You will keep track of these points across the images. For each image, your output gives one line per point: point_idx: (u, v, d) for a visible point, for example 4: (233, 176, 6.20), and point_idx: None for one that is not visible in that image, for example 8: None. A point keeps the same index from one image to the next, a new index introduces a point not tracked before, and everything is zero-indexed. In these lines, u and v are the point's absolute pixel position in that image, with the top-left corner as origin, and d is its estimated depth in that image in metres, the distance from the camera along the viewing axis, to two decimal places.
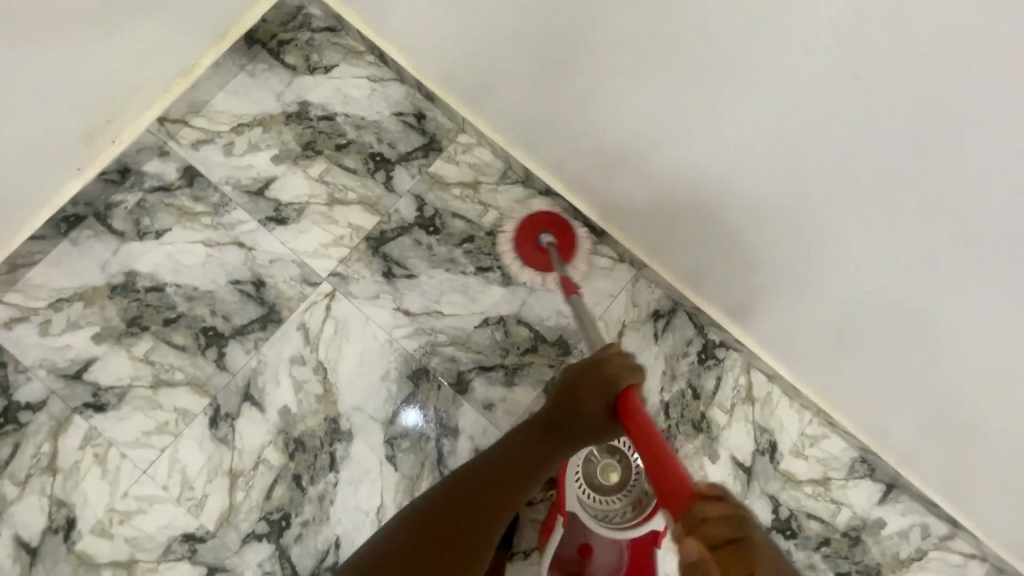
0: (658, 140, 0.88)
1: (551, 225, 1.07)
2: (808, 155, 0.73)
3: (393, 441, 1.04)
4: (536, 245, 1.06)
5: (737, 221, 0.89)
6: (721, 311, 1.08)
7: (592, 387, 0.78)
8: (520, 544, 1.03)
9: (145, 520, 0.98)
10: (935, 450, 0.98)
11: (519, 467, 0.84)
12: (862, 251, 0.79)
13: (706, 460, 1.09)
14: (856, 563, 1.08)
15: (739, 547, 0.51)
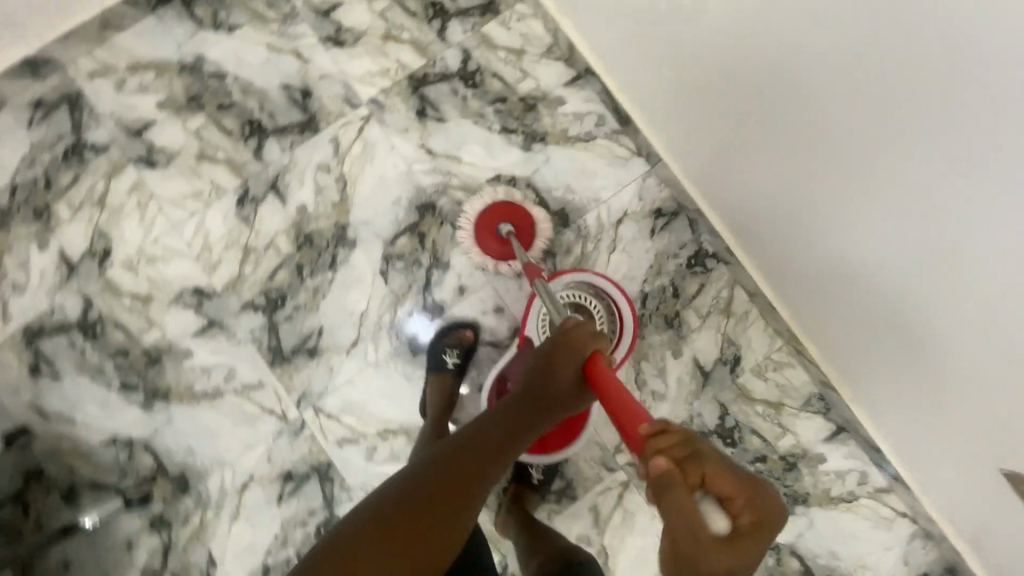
0: (681, 24, 0.89)
1: (510, 214, 1.11)
2: (812, 50, 0.71)
3: (389, 259, 1.14)
4: (495, 235, 1.09)
5: (741, 119, 0.89)
6: (733, 238, 1.10)
7: (559, 355, 0.80)
8: (476, 379, 1.13)
9: (167, 267, 1.13)
10: (897, 403, 0.96)
11: (521, 419, 0.78)
12: (846, 165, 0.77)
13: (668, 354, 1.14)
14: (785, 486, 1.13)
15: (692, 459, 0.61)
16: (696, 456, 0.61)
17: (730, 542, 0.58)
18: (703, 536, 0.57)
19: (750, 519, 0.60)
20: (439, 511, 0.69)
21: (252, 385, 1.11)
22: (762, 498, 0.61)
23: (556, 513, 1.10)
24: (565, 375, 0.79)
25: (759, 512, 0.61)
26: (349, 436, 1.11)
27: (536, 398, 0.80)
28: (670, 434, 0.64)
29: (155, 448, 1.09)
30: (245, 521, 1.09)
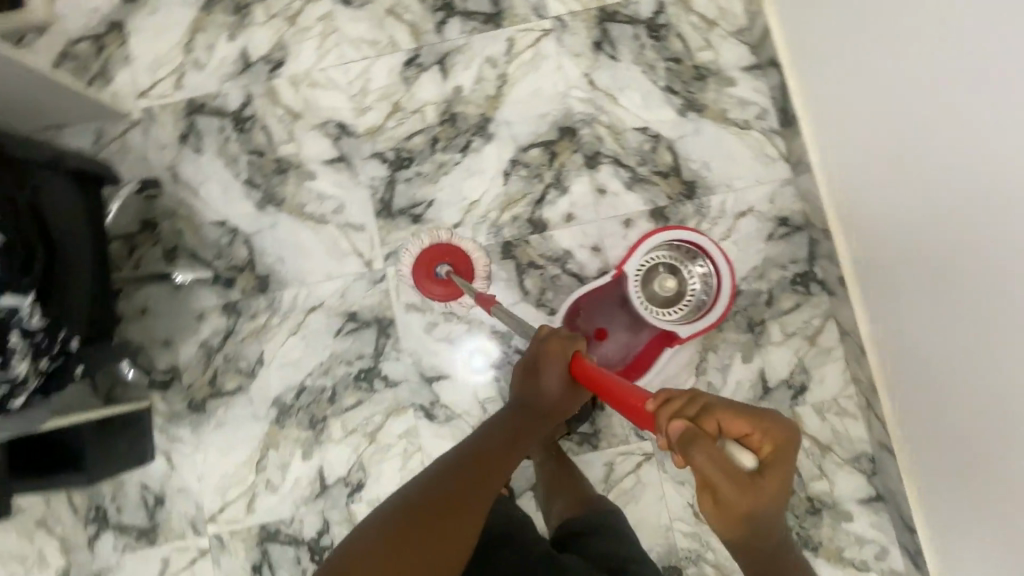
0: (876, 36, 0.86)
1: (444, 255, 1.13)
2: (984, 99, 0.69)
3: (516, 164, 1.18)
4: (434, 277, 1.10)
5: (900, 150, 0.87)
6: (856, 278, 1.05)
7: (547, 358, 0.89)
8: (551, 302, 1.15)
9: (323, 95, 1.21)
10: (953, 489, 0.91)
11: (516, 430, 0.86)
12: (969, 228, 0.75)
13: (737, 355, 1.13)
14: (801, 526, 1.10)
15: (699, 410, 0.59)
16: (703, 408, 0.59)
17: (755, 476, 0.54)
18: (727, 478, 0.53)
19: (764, 449, 0.56)
20: (456, 502, 0.71)
21: (354, 225, 1.18)
22: (773, 425, 0.57)
23: (573, 454, 1.12)
24: (553, 373, 0.88)
25: (776, 445, 0.57)
26: (417, 305, 1.16)
27: (529, 413, 0.88)
28: (668, 400, 0.61)
29: (252, 244, 1.18)
30: (301, 339, 1.16)
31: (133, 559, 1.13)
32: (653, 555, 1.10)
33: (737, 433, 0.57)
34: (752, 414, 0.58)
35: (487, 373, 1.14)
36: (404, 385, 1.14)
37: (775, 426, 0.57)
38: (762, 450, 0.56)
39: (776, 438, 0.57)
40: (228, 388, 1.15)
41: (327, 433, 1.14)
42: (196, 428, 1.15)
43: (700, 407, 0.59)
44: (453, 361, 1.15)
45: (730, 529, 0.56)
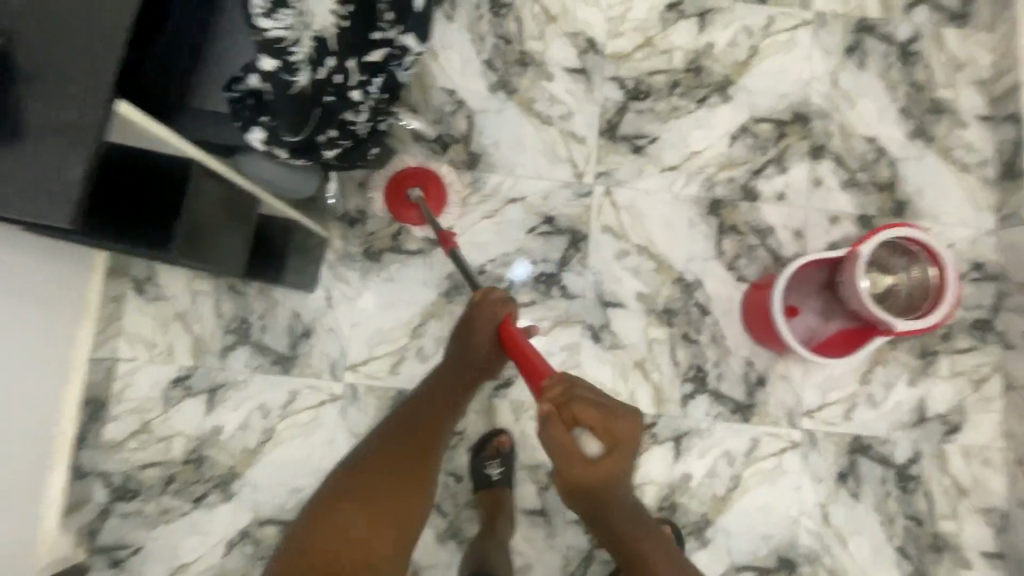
0: None
1: (417, 178, 1.11)
2: None
3: (745, 131, 1.19)
4: (404, 199, 1.09)
5: None
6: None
7: (479, 321, 0.91)
8: (741, 269, 1.15)
9: (582, 7, 1.22)
10: None
11: (421, 423, 0.90)
12: None
13: (905, 376, 1.14)
14: (922, 560, 1.09)
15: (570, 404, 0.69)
16: (571, 400, 0.69)
17: (599, 465, 0.67)
18: (571, 462, 0.67)
19: (608, 436, 0.68)
20: (401, 459, 0.84)
21: (576, 137, 1.18)
22: (620, 420, 0.68)
23: (723, 419, 1.11)
24: (482, 335, 0.91)
25: (619, 435, 0.68)
26: (614, 230, 1.15)
27: (458, 378, 0.93)
28: (550, 384, 0.72)
29: (473, 121, 1.18)
30: (494, 225, 1.15)
31: (262, 381, 1.09)
32: (774, 541, 1.08)
33: (590, 425, 0.68)
34: (609, 409, 0.69)
35: (662, 315, 1.13)
36: (580, 300, 1.13)
37: (625, 425, 0.68)
38: (608, 438, 0.68)
39: (621, 424, 0.68)
40: (408, 248, 1.13)
41: None
42: (364, 276, 1.12)
43: (567, 402, 0.69)
44: (632, 293, 1.14)
45: (579, 496, 0.70)
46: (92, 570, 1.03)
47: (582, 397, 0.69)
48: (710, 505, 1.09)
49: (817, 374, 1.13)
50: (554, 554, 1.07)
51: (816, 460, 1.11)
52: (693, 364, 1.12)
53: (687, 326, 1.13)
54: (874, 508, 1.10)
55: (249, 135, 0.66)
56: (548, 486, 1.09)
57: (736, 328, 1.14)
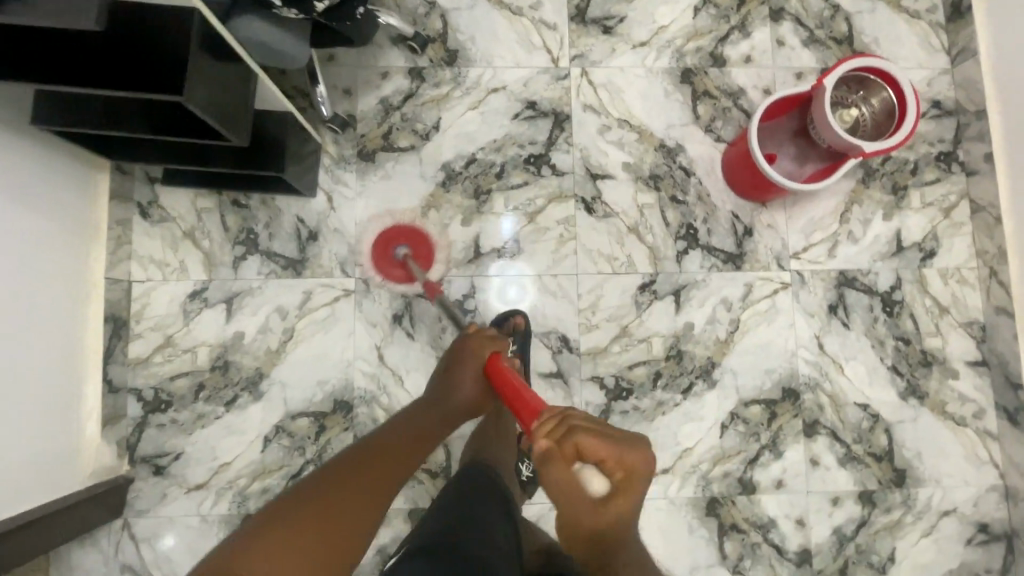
0: None
1: (399, 237, 1.13)
2: None
3: (707, 2, 1.25)
4: (392, 259, 1.11)
5: None
6: (1004, 157, 1.16)
7: (472, 350, 0.94)
8: (718, 130, 1.22)
9: None
10: None
11: (415, 432, 0.88)
12: None
13: (880, 212, 1.21)
14: (913, 375, 1.18)
15: (582, 438, 0.59)
16: (570, 432, 0.60)
17: (605, 501, 0.59)
18: (576, 502, 0.58)
19: (619, 468, 0.59)
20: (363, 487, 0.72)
21: (548, 24, 1.23)
22: (630, 449, 0.59)
23: (717, 269, 1.18)
24: (468, 369, 0.93)
25: (630, 467, 0.59)
26: (595, 107, 1.21)
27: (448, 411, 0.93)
28: (542, 421, 0.64)
29: (447, 20, 1.21)
30: (479, 115, 1.19)
31: (277, 285, 1.13)
32: (777, 374, 1.16)
33: (596, 459, 0.58)
34: (619, 437, 0.59)
35: (649, 181, 1.19)
36: (570, 176, 1.19)
37: (637, 452, 0.59)
38: (619, 475, 0.59)
39: (634, 455, 0.59)
40: (400, 145, 1.18)
41: (489, 206, 1.17)
42: (361, 176, 1.16)
43: (566, 431, 0.60)
44: (619, 164, 1.19)
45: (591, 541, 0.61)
46: (137, 480, 1.08)
47: (581, 427, 0.60)
48: (714, 349, 1.16)
49: (799, 218, 1.20)
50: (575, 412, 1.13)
51: (807, 297, 1.18)
52: (683, 224, 1.19)
53: (674, 189, 1.19)
54: (865, 334, 1.18)
55: None
56: (560, 349, 1.14)
57: (719, 185, 1.20)
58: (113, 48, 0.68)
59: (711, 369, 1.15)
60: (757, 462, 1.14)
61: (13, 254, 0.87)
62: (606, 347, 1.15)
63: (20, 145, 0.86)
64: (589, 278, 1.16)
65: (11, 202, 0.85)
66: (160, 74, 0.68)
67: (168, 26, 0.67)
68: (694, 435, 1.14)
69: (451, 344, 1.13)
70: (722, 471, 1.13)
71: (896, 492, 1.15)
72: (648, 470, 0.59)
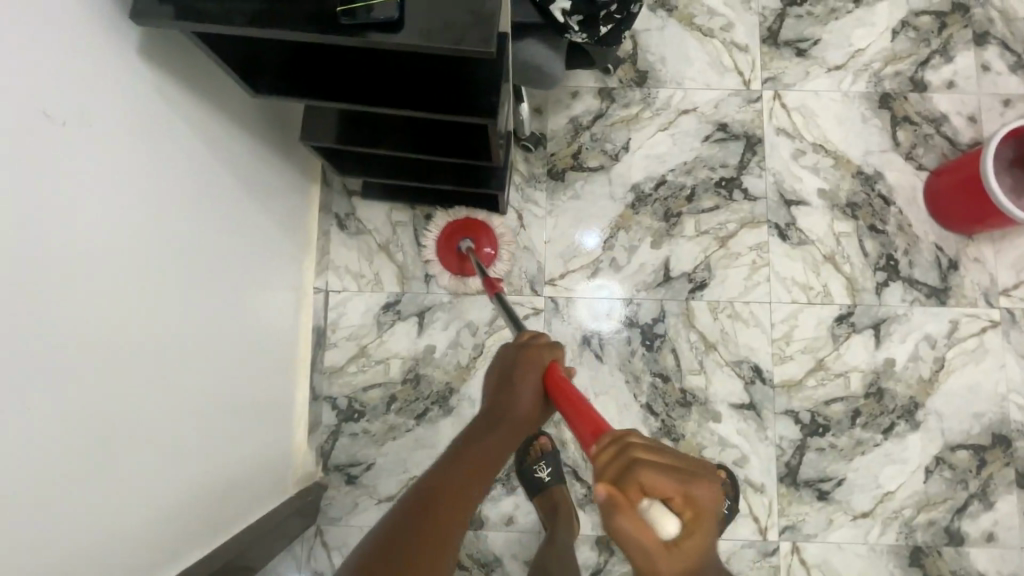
0: None
1: (467, 229, 1.12)
2: None
3: (905, 25, 1.21)
4: (455, 251, 1.11)
5: None
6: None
7: (527, 363, 0.71)
8: (920, 158, 1.17)
9: None
10: None
11: (461, 487, 0.63)
12: None
13: None
14: None
15: (636, 468, 0.43)
16: (627, 468, 0.44)
17: (677, 547, 0.42)
18: (651, 560, 0.42)
19: (686, 505, 0.42)
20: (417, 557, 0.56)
21: (739, 46, 1.21)
22: (700, 484, 0.43)
23: (920, 304, 1.12)
24: (527, 390, 0.69)
25: (700, 505, 0.43)
26: (788, 131, 1.18)
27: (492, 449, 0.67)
28: (598, 450, 0.47)
29: (637, 40, 1.21)
30: (669, 137, 1.18)
31: (468, 301, 1.14)
32: (986, 418, 1.09)
33: (660, 497, 0.42)
34: (677, 465, 0.43)
35: (846, 209, 1.15)
36: (763, 201, 1.16)
37: (708, 492, 0.43)
38: (686, 514, 0.42)
39: (702, 490, 0.42)
40: (589, 165, 1.18)
41: (680, 229, 1.15)
42: (551, 195, 1.17)
43: (626, 465, 0.44)
44: (814, 190, 1.16)
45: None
46: (330, 487, 1.09)
47: (640, 456, 0.44)
48: (918, 388, 1.10)
49: (1008, 253, 1.13)
50: (768, 446, 1.09)
51: (1019, 337, 1.11)
52: (883, 254, 1.14)
53: (873, 218, 1.15)
54: None
55: (553, 6, 0.73)
56: (753, 379, 1.11)
57: (921, 214, 1.15)
58: (412, 73, 0.68)
59: (915, 408, 1.09)
60: (965, 511, 1.07)
61: (233, 269, 0.86)
62: (800, 380, 1.10)
63: (257, 170, 0.91)
64: (783, 306, 1.13)
65: (241, 202, 0.87)
66: (455, 97, 0.67)
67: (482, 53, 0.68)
68: (896, 478, 1.07)
69: (640, 368, 1.11)
70: (927, 518, 1.06)
71: None
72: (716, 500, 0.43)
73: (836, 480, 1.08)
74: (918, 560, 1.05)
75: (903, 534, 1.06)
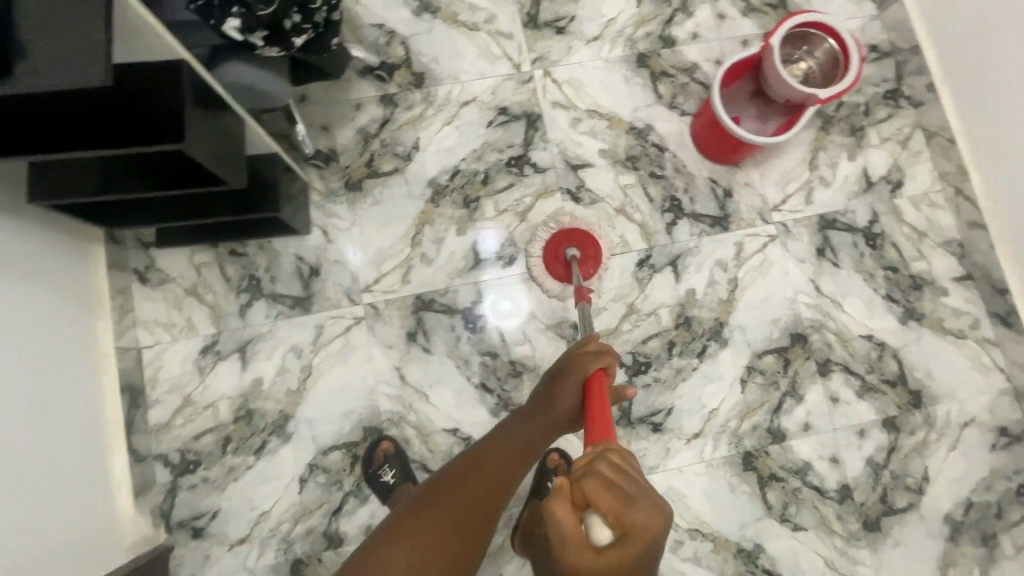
0: None
1: (575, 239, 1.14)
2: None
3: None
4: (561, 260, 1.13)
5: None
6: (947, 87, 1.26)
7: (569, 359, 0.91)
8: (682, 105, 1.28)
9: None
10: None
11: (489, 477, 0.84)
12: None
13: (844, 155, 1.29)
14: (907, 300, 1.24)
15: (599, 472, 0.62)
16: (587, 472, 0.63)
17: (600, 555, 0.57)
18: (571, 549, 0.58)
19: (619, 522, 0.58)
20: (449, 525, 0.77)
21: (504, 34, 1.29)
22: (641, 513, 0.58)
23: (706, 234, 1.23)
24: (566, 396, 0.89)
25: (631, 528, 0.58)
26: (563, 103, 1.27)
27: (516, 450, 0.89)
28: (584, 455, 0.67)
29: (408, 45, 1.27)
30: (455, 129, 1.24)
31: (287, 325, 1.14)
32: (782, 322, 1.20)
33: (603, 510, 0.59)
34: (625, 487, 0.60)
35: (627, 163, 1.25)
36: (552, 171, 1.23)
37: (644, 518, 0.58)
38: (620, 528, 0.58)
39: (640, 516, 0.58)
40: (384, 170, 1.21)
41: (481, 212, 1.21)
42: (352, 206, 1.19)
43: (586, 469, 0.63)
44: (595, 152, 1.25)
45: None
46: (178, 545, 1.06)
47: (603, 471, 0.62)
48: (719, 310, 1.20)
49: (772, 173, 1.27)
50: None
51: (795, 245, 1.24)
52: (666, 197, 1.24)
53: (651, 166, 1.25)
54: (855, 269, 1.24)
55: (225, 26, 0.73)
56: (575, 336, 1.17)
57: (692, 154, 1.26)
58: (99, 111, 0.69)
59: (720, 328, 1.19)
60: (781, 410, 1.17)
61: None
62: (617, 326, 1.18)
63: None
64: None
65: None
66: (149, 129, 0.69)
67: (162, 77, 0.70)
68: (717, 395, 1.17)
69: (468, 351, 1.15)
70: (750, 425, 1.16)
71: (916, 413, 1.19)
72: (654, 535, 0.58)
73: (665, 411, 1.15)
74: (751, 464, 1.15)
75: (732, 444, 1.15)
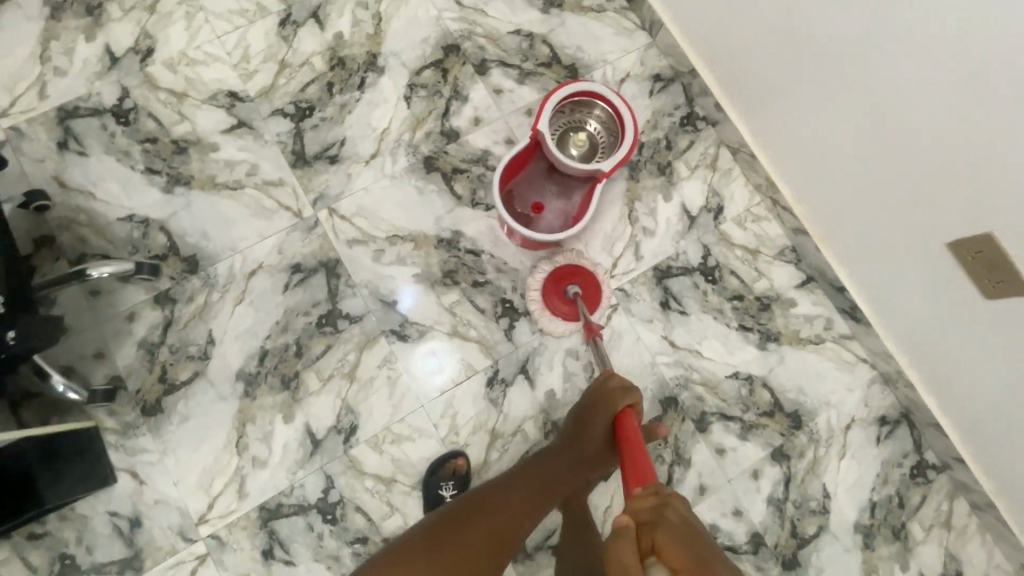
0: None
1: (575, 277, 1.16)
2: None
3: (414, 87, 1.24)
4: (567, 298, 1.14)
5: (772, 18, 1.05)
6: (730, 103, 1.24)
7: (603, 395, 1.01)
8: (484, 199, 1.20)
9: (205, 70, 1.19)
10: (864, 258, 1.13)
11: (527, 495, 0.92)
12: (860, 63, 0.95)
13: (659, 197, 1.25)
14: (759, 323, 1.22)
15: (659, 522, 0.64)
16: (655, 518, 0.65)
17: None
18: None
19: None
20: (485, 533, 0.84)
21: (273, 183, 1.17)
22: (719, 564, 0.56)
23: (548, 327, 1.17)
24: (601, 423, 0.99)
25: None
26: (359, 237, 1.16)
27: (553, 472, 0.97)
28: (642, 498, 0.70)
29: (169, 229, 1.13)
30: (248, 306, 1.11)
31: None
32: (648, 392, 1.16)
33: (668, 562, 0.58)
34: (698, 538, 0.60)
35: (446, 280, 1.16)
36: (369, 315, 1.13)
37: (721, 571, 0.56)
38: None
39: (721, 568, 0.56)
40: (182, 379, 1.07)
41: (304, 388, 1.09)
42: (157, 432, 1.05)
43: (656, 512, 0.66)
44: (408, 278, 1.15)
45: None
46: None
47: (672, 521, 0.64)
48: None
49: (596, 240, 1.21)
50: None
51: (639, 306, 1.20)
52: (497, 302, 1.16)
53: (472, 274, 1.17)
54: (703, 310, 1.21)
55: None
56: None
57: (510, 247, 1.19)
58: None
59: None
60: (672, 482, 1.14)
61: None
62: (486, 459, 1.10)
63: None
64: (435, 402, 1.11)
65: None
66: None
67: None
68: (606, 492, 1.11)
69: (334, 546, 1.04)
70: None
71: (800, 434, 1.19)
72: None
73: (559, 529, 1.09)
74: None
75: None
